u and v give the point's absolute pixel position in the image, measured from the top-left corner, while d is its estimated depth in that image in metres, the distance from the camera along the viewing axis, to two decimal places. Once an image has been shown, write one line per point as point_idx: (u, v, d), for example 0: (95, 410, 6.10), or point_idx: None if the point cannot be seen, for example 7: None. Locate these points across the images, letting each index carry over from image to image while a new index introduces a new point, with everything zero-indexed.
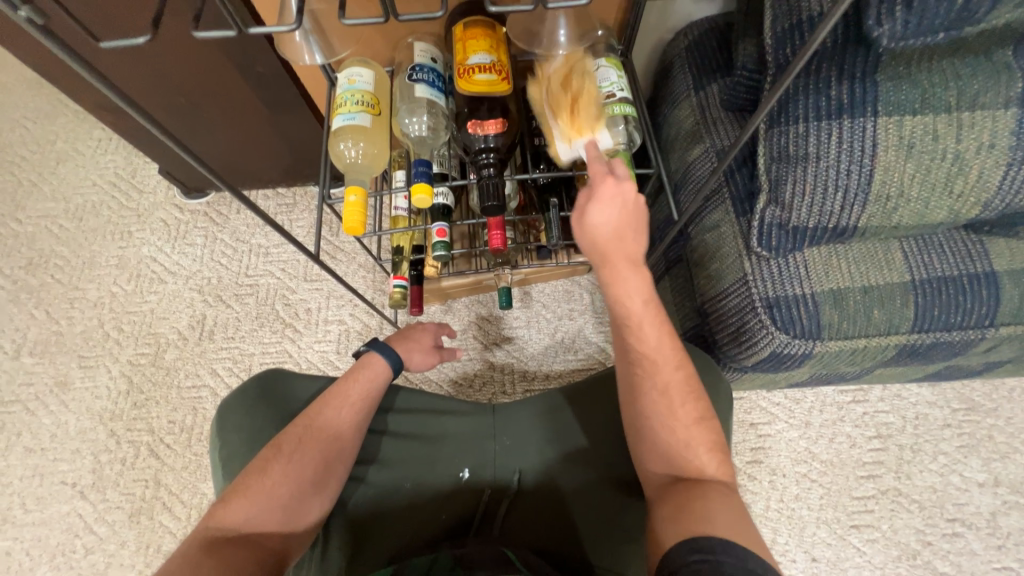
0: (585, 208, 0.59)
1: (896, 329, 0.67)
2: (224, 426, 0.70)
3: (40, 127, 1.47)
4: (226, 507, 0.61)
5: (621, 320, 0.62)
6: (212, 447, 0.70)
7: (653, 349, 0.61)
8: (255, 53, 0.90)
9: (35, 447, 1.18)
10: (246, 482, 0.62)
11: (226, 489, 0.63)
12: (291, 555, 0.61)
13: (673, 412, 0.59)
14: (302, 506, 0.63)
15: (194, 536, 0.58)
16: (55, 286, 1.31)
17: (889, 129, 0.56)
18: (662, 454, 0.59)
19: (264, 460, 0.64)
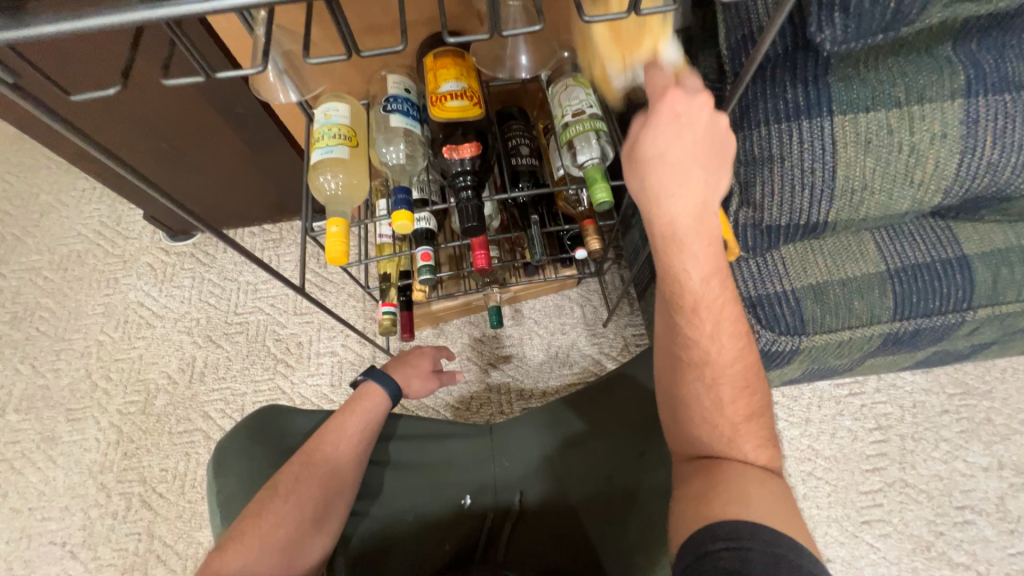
0: (639, 136, 0.49)
1: (878, 318, 0.67)
2: (221, 469, 0.68)
3: (23, 182, 1.48)
4: (223, 555, 0.59)
5: (672, 296, 0.54)
6: (209, 491, 0.67)
7: (708, 338, 0.54)
8: (232, 92, 0.92)
9: (22, 507, 1.14)
10: (243, 527, 0.61)
11: (223, 534, 0.61)
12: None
13: (719, 407, 0.54)
14: (302, 548, 0.62)
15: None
16: (41, 339, 1.30)
17: (846, 127, 0.58)
18: (693, 403, 0.55)
19: (261, 503, 0.63)
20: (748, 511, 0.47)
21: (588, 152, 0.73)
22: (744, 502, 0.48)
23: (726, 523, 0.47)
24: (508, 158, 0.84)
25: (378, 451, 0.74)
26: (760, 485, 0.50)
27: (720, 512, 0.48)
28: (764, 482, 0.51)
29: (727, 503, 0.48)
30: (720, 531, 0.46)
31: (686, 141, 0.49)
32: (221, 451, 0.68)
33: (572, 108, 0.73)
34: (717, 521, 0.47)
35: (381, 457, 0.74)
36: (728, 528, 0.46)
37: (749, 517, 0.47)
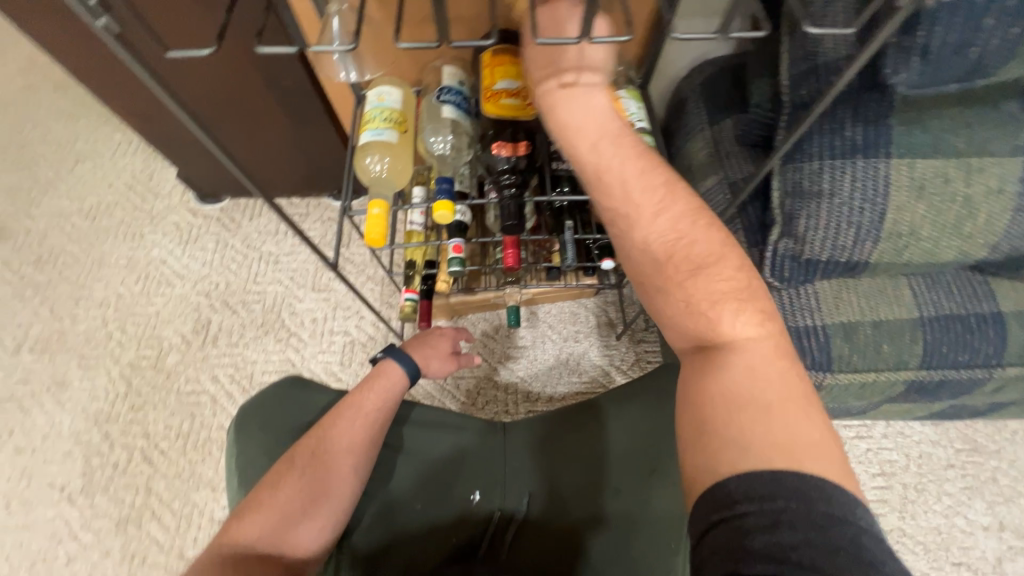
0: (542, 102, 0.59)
1: (905, 364, 0.67)
2: (242, 435, 0.69)
3: (61, 129, 1.50)
4: (241, 523, 0.61)
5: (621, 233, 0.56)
6: (228, 454, 0.69)
7: (663, 250, 0.53)
8: (283, 67, 0.92)
9: (26, 447, 1.15)
10: (260, 498, 0.62)
11: (240, 503, 0.63)
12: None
13: (696, 309, 0.51)
14: (312, 524, 0.62)
15: (208, 552, 0.59)
16: (63, 284, 1.31)
17: (901, 171, 0.59)
18: (687, 333, 0.52)
19: (276, 475, 0.64)
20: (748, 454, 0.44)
21: None
22: (748, 441, 0.45)
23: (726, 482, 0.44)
24: (550, 162, 0.84)
25: (391, 436, 0.75)
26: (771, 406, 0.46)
27: (721, 467, 0.45)
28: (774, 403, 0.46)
29: (726, 449, 0.45)
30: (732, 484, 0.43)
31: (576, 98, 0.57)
32: (240, 415, 0.70)
33: None
34: (720, 478, 0.44)
35: (393, 441, 0.75)
36: (726, 490, 0.44)
37: (754, 462, 0.44)
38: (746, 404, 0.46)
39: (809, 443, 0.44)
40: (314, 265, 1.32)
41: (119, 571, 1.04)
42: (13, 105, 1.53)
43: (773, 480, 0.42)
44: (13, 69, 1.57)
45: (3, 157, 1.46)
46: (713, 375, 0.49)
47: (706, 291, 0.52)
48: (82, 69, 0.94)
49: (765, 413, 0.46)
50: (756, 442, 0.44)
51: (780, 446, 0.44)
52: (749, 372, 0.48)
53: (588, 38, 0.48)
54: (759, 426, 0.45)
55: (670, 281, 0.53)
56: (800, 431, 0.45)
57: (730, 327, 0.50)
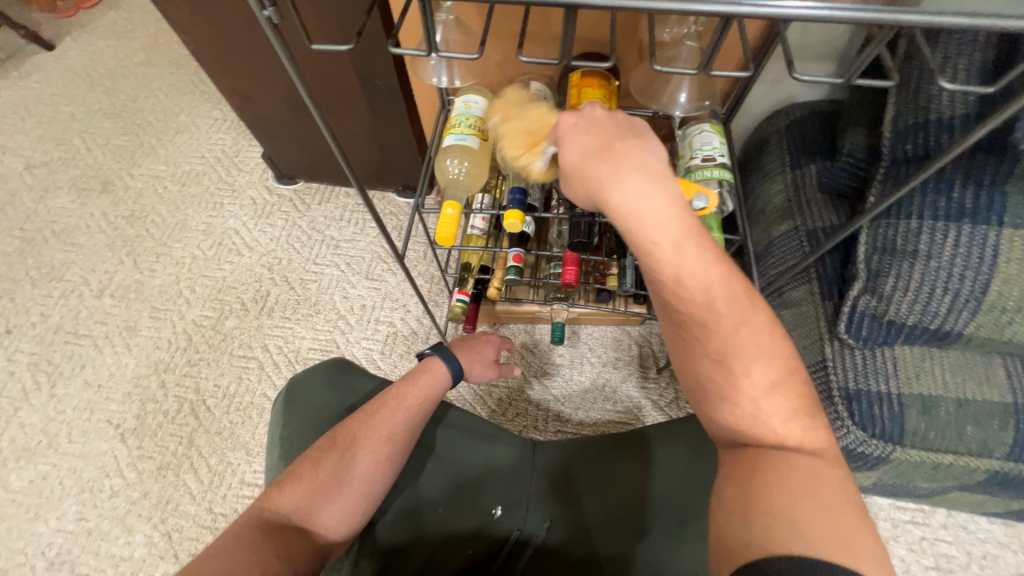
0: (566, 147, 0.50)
1: (989, 452, 0.61)
2: (291, 405, 0.73)
3: (169, 101, 1.65)
4: (280, 491, 0.63)
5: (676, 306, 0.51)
6: (275, 422, 0.72)
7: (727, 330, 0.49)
8: (376, 66, 0.98)
9: (93, 382, 1.25)
10: (302, 470, 0.65)
11: (282, 472, 0.66)
12: (330, 554, 0.62)
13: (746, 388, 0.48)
14: (346, 506, 0.64)
15: (246, 514, 0.62)
16: (148, 239, 1.44)
17: (1013, 242, 0.55)
18: (739, 420, 0.49)
19: (319, 451, 0.66)
20: (800, 537, 0.41)
21: None
22: (795, 525, 0.42)
23: (770, 559, 0.41)
24: None
25: (425, 434, 0.76)
26: (820, 493, 0.44)
27: (768, 546, 0.41)
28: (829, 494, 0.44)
29: (776, 530, 0.42)
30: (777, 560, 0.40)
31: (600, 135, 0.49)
32: (291, 385, 0.74)
33: (702, 153, 0.73)
34: (765, 556, 0.41)
35: (427, 440, 0.76)
36: (771, 571, 0.40)
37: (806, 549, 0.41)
38: (796, 489, 0.44)
39: (858, 536, 0.42)
40: (370, 254, 1.38)
41: (153, 514, 1.11)
42: (133, 76, 1.70)
43: (825, 568, 0.39)
44: (138, 44, 1.76)
45: (117, 120, 1.62)
46: (762, 455, 0.47)
47: (762, 382, 0.48)
48: (202, 49, 1.03)
49: (813, 500, 0.43)
50: (806, 529, 0.42)
51: (830, 534, 0.41)
52: (797, 461, 0.46)
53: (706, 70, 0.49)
54: (813, 512, 0.43)
55: (731, 366, 0.48)
56: (851, 526, 0.42)
57: (779, 419, 0.48)
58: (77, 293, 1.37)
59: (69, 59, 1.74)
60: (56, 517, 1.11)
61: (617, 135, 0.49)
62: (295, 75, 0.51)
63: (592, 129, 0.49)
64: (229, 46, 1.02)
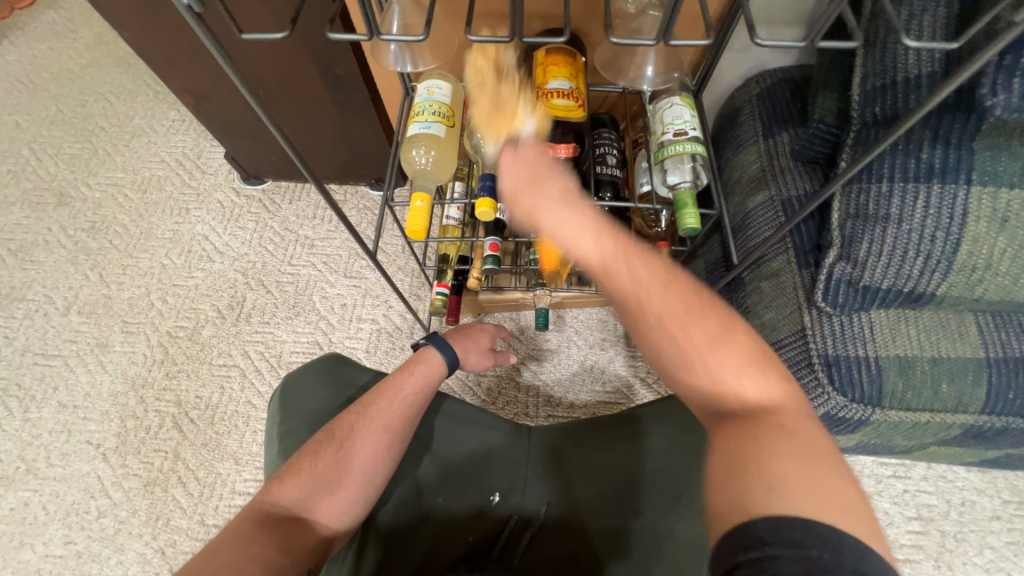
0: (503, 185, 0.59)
1: (964, 408, 0.63)
2: (288, 400, 0.72)
3: (121, 104, 1.57)
4: (280, 485, 0.63)
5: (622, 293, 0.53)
6: (272, 421, 0.71)
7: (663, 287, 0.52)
8: (335, 55, 0.93)
9: (68, 403, 1.21)
10: (301, 463, 0.64)
11: (281, 467, 0.65)
12: (334, 544, 0.62)
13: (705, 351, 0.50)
14: (343, 498, 0.64)
15: (248, 509, 0.61)
16: (112, 251, 1.38)
17: (982, 200, 0.55)
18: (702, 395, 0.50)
19: (317, 444, 0.66)
20: (778, 498, 0.41)
21: (679, 175, 0.74)
22: (779, 485, 0.42)
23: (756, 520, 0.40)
24: (594, 166, 0.81)
25: (423, 427, 0.75)
26: (802, 461, 0.43)
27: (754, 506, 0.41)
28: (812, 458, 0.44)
29: (758, 491, 0.42)
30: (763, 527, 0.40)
31: (530, 171, 0.58)
32: (286, 380, 0.73)
33: (673, 128, 0.72)
34: (750, 517, 0.41)
35: (424, 433, 0.75)
36: (756, 532, 0.40)
37: (789, 506, 0.40)
38: (781, 461, 0.43)
39: (841, 496, 0.42)
40: (347, 251, 1.34)
41: (143, 531, 1.09)
42: (80, 78, 1.61)
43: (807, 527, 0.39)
44: (82, 44, 1.65)
45: (67, 127, 1.54)
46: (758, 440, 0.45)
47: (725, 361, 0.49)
48: (150, 50, 0.98)
49: (794, 461, 0.43)
50: (790, 485, 0.41)
51: (812, 497, 0.41)
52: (779, 433, 0.45)
53: (666, 40, 0.50)
54: (796, 484, 0.42)
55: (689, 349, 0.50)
56: (831, 488, 0.42)
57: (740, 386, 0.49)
58: (41, 313, 1.31)
59: (8, 65, 1.63)
60: (43, 543, 1.08)
61: (550, 183, 0.57)
62: (235, 73, 0.50)
63: (526, 181, 0.57)
64: (177, 45, 0.97)
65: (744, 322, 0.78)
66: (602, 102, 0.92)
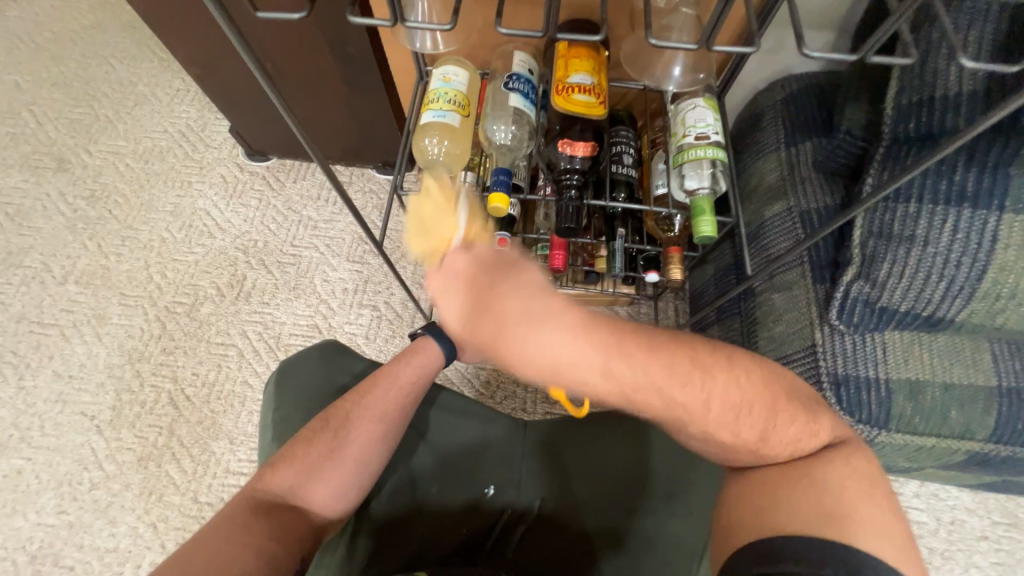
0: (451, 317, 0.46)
1: (970, 435, 0.62)
2: (284, 387, 0.68)
3: (125, 69, 1.53)
4: (273, 473, 0.63)
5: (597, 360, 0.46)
6: (263, 408, 0.68)
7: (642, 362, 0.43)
8: (349, 33, 0.90)
9: (63, 373, 1.20)
10: (294, 451, 0.64)
11: (274, 453, 0.65)
12: (327, 532, 0.62)
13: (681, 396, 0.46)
14: (337, 485, 0.64)
15: (241, 496, 0.62)
16: (112, 222, 1.35)
17: (1012, 227, 0.53)
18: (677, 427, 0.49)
19: (312, 432, 0.66)
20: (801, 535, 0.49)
21: (697, 179, 0.72)
22: (801, 525, 0.49)
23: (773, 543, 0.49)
24: (610, 165, 0.78)
25: (418, 416, 0.75)
26: (790, 449, 0.52)
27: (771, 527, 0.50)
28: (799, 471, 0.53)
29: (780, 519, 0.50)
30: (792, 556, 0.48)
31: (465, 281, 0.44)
32: (282, 366, 0.70)
33: (695, 130, 0.70)
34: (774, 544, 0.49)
35: (419, 422, 0.74)
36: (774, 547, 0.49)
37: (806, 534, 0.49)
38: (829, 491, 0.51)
39: (847, 518, 0.49)
40: (350, 235, 1.32)
41: (136, 505, 1.09)
42: (83, 40, 1.56)
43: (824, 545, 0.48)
44: (86, 4, 1.60)
45: (69, 91, 1.50)
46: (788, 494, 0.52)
47: (695, 400, 0.47)
48: (156, 16, 0.94)
49: (805, 494, 0.51)
50: (808, 524, 0.49)
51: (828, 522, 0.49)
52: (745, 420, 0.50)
53: (708, 46, 0.48)
54: (814, 515, 0.50)
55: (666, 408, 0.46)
56: (832, 504, 0.50)
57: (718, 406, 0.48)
58: (38, 280, 1.29)
59: (9, 22, 1.58)
60: (35, 512, 1.09)
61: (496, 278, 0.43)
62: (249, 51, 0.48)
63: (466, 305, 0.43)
64: (185, 12, 0.93)
65: (752, 333, 0.77)
66: (620, 98, 0.90)
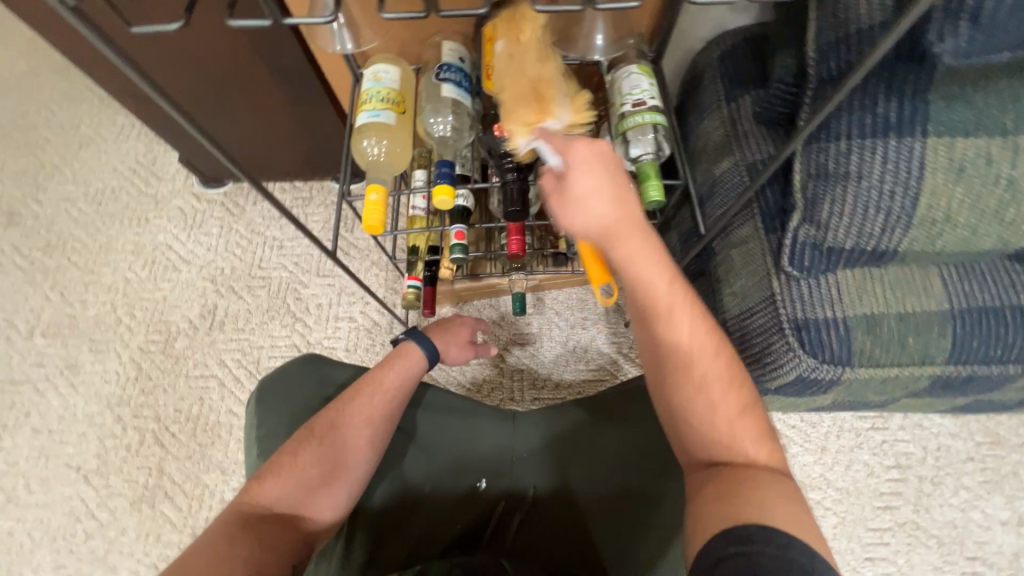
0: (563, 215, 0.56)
1: (931, 359, 0.64)
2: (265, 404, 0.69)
3: (65, 112, 1.48)
4: (260, 485, 0.62)
5: (649, 310, 0.58)
6: (251, 424, 0.69)
7: (687, 338, 0.58)
8: (279, 44, 0.88)
9: (42, 428, 1.18)
10: (280, 463, 0.63)
11: (260, 466, 0.64)
12: (317, 542, 0.61)
13: (715, 405, 0.57)
14: (325, 494, 0.63)
15: (228, 511, 0.60)
16: (72, 269, 1.32)
17: (938, 151, 0.55)
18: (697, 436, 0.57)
19: (297, 442, 0.64)
20: (765, 516, 0.49)
21: (642, 146, 0.72)
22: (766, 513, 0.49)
23: (745, 526, 0.48)
24: None
25: (406, 419, 0.74)
26: (785, 497, 0.51)
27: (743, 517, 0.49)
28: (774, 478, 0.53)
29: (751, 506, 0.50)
30: (740, 533, 0.48)
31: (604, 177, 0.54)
32: (263, 384, 0.70)
33: (632, 98, 0.70)
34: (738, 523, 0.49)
35: (408, 425, 0.73)
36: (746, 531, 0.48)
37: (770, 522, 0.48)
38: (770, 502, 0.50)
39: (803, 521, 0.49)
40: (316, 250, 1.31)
41: (135, 549, 1.08)
42: (17, 88, 1.51)
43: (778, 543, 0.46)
44: (16, 50, 1.55)
45: (9, 142, 1.45)
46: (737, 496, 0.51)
47: (728, 409, 0.57)
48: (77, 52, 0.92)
49: (780, 498, 0.51)
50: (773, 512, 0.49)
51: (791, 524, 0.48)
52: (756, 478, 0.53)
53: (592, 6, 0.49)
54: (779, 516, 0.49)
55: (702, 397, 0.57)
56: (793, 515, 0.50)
57: (748, 446, 0.56)
58: (4, 338, 1.26)
59: None
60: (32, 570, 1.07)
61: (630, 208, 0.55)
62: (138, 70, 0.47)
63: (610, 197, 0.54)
64: None
65: (716, 290, 0.78)
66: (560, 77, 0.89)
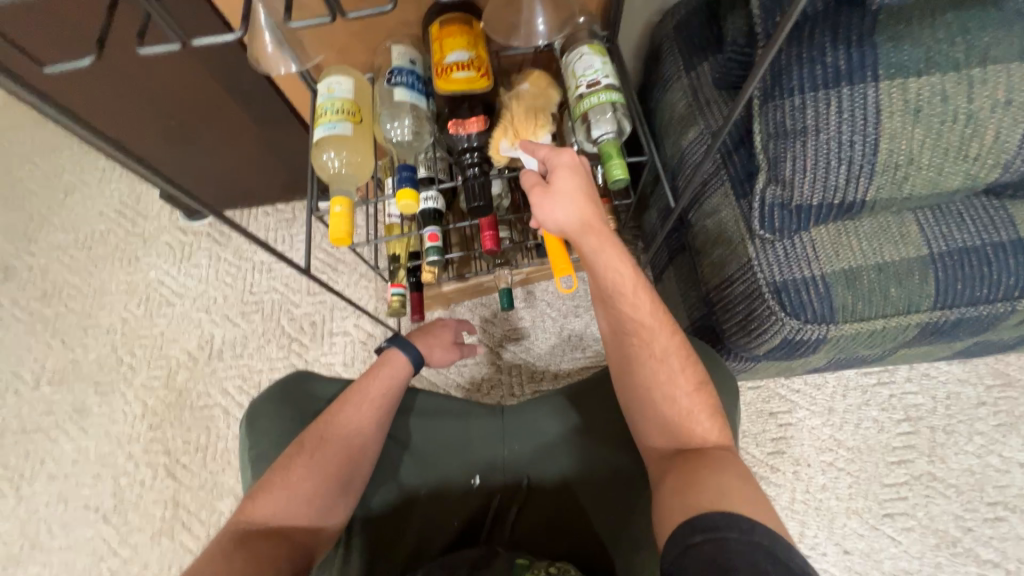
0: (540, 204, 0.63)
1: (916, 307, 0.63)
2: (254, 427, 0.69)
3: (48, 162, 1.50)
4: (254, 503, 0.63)
5: (609, 291, 0.64)
6: (241, 446, 0.69)
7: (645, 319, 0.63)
8: (236, 67, 0.89)
9: (58, 473, 1.20)
10: (272, 480, 0.63)
11: (254, 485, 0.65)
12: (317, 553, 0.62)
13: (674, 379, 0.60)
14: (320, 507, 0.63)
15: (226, 530, 0.61)
16: (70, 315, 1.34)
17: (892, 94, 0.54)
18: (657, 420, 0.60)
19: (288, 458, 0.65)
20: (727, 503, 0.49)
21: (603, 126, 0.70)
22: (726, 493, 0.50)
23: (708, 513, 0.48)
24: None
25: (398, 429, 0.74)
26: (739, 479, 0.52)
27: (705, 504, 0.49)
28: (732, 460, 0.55)
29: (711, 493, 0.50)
30: (704, 518, 0.48)
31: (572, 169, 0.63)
32: (251, 409, 0.70)
33: (585, 79, 0.69)
34: (699, 509, 0.49)
35: (400, 434, 0.73)
36: (707, 520, 0.48)
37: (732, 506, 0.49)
38: (722, 480, 0.52)
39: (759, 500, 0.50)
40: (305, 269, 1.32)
41: None
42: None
43: (741, 530, 0.46)
44: None
45: None
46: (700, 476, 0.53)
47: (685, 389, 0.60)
48: None
49: (735, 477, 0.53)
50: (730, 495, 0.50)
51: (750, 503, 0.50)
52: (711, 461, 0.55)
53: None
54: (742, 499, 0.50)
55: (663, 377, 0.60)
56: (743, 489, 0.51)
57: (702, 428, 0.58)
58: (12, 390, 1.29)
59: None
60: None
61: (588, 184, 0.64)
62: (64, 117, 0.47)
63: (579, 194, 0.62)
64: None
65: (697, 262, 0.77)
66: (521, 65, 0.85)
